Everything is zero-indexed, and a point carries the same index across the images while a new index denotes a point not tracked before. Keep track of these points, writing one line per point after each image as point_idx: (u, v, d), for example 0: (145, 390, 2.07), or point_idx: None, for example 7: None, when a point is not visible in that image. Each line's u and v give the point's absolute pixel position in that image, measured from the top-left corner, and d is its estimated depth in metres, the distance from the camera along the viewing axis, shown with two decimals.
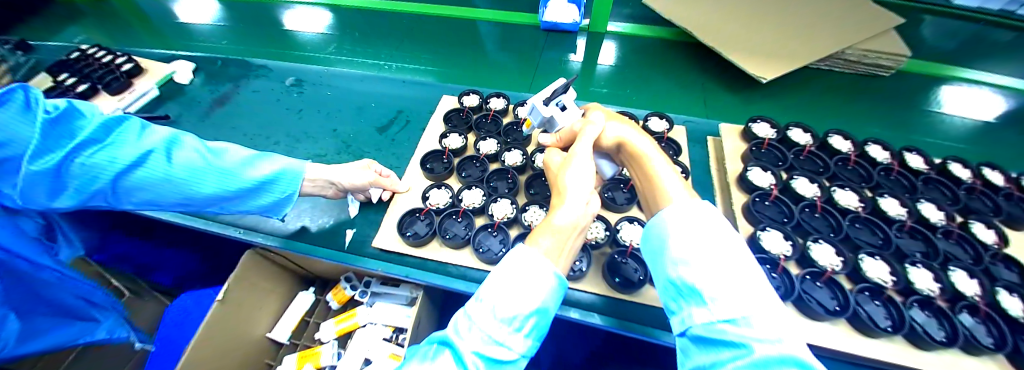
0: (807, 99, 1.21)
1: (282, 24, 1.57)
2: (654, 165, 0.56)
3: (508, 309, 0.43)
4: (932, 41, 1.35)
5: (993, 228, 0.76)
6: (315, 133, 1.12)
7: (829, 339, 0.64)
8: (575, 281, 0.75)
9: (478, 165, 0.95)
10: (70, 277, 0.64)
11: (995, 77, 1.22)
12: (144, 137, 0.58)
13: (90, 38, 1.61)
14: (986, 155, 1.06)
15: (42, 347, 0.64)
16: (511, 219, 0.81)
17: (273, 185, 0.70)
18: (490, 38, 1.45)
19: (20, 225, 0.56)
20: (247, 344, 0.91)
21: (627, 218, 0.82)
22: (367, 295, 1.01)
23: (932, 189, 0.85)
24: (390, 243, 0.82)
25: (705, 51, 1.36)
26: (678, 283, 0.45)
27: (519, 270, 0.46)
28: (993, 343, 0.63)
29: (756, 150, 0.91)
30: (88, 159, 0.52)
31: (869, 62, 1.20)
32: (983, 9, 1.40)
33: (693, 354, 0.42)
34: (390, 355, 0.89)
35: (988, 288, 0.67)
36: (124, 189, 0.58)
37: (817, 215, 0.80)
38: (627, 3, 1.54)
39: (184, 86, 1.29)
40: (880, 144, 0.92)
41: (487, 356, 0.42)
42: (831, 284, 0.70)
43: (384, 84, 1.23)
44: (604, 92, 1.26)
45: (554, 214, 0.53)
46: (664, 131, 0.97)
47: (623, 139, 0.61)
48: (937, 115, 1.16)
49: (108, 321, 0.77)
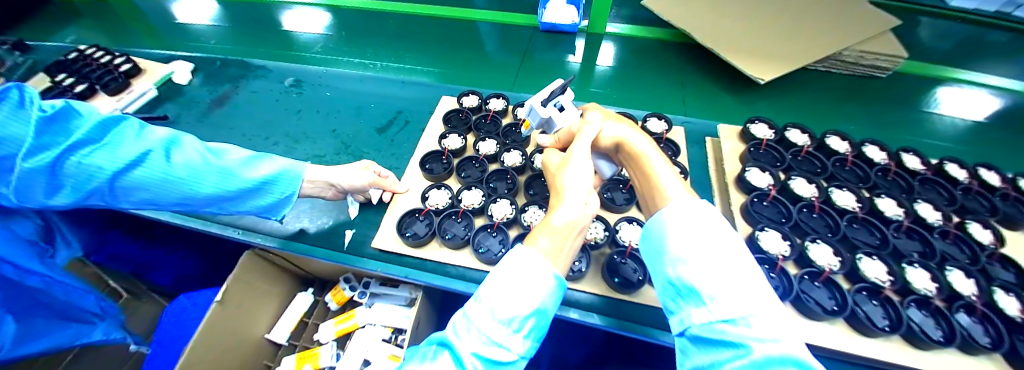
0: (807, 100, 1.22)
1: (281, 24, 1.56)
2: (652, 165, 0.56)
3: (507, 310, 0.43)
4: (929, 42, 1.36)
5: (989, 228, 0.77)
6: (314, 134, 1.12)
7: (828, 339, 0.65)
8: (575, 281, 0.75)
9: (478, 166, 0.95)
10: (64, 282, 0.64)
11: (990, 78, 1.23)
12: (143, 137, 0.58)
13: (86, 37, 1.61)
14: (982, 155, 1.07)
15: (40, 349, 0.64)
16: (511, 219, 0.81)
17: (273, 186, 0.70)
18: (491, 39, 1.45)
19: (14, 228, 0.56)
20: (247, 344, 0.91)
21: (626, 218, 0.83)
22: (367, 296, 1.00)
23: (929, 190, 0.86)
24: (390, 243, 0.82)
25: (703, 53, 1.37)
26: (676, 283, 0.46)
27: (519, 270, 0.46)
28: (990, 342, 0.64)
29: (755, 151, 0.92)
30: (84, 158, 0.52)
31: (866, 64, 1.21)
32: (978, 11, 1.41)
33: (692, 354, 0.43)
34: (390, 356, 0.89)
35: (985, 288, 0.68)
36: (122, 188, 0.58)
37: (815, 215, 0.80)
38: (626, 4, 1.55)
39: (183, 87, 1.29)
40: (878, 144, 0.93)
41: (487, 357, 0.42)
42: (829, 284, 0.70)
43: (384, 86, 1.23)
44: (604, 93, 1.26)
45: (553, 214, 0.53)
46: (663, 132, 0.98)
47: (621, 138, 0.61)
48: (934, 116, 1.16)
49: (104, 323, 0.77)
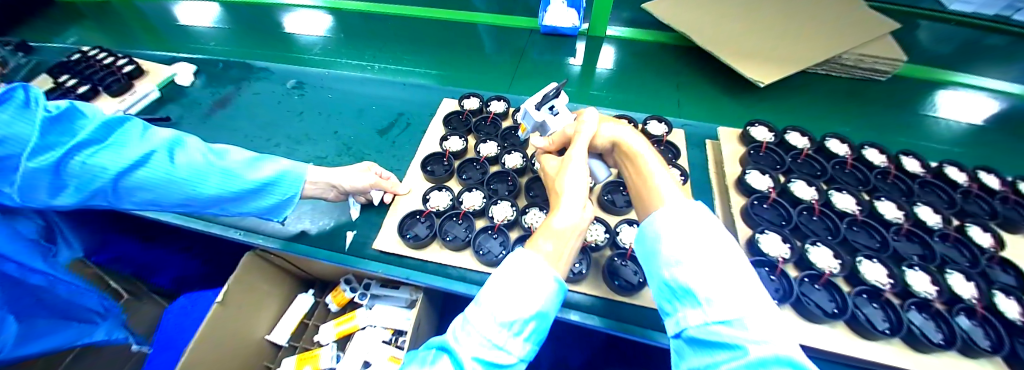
0: (806, 102, 1.23)
1: (283, 27, 1.57)
2: (647, 163, 0.58)
3: (508, 313, 0.43)
4: (928, 45, 1.36)
5: (989, 231, 0.77)
6: (315, 135, 1.13)
7: (827, 341, 0.65)
8: (575, 283, 0.75)
9: (478, 168, 0.96)
10: (66, 281, 0.64)
11: (989, 81, 1.24)
12: (146, 137, 0.59)
13: (88, 39, 1.62)
14: (981, 158, 1.07)
15: (41, 349, 0.64)
16: (511, 221, 0.81)
17: (274, 187, 0.70)
18: (491, 42, 1.46)
19: (17, 228, 0.57)
20: (248, 346, 0.91)
21: (627, 220, 0.83)
22: (367, 297, 1.00)
23: (928, 193, 0.86)
24: (390, 245, 0.82)
25: (703, 56, 1.38)
26: (672, 284, 0.46)
27: (520, 273, 0.46)
28: (991, 345, 0.64)
29: (755, 154, 0.91)
30: (88, 158, 0.52)
31: (866, 67, 1.20)
32: (977, 14, 1.42)
33: (687, 356, 0.43)
34: (390, 357, 0.89)
35: (985, 291, 0.68)
36: (125, 189, 0.58)
37: (815, 218, 0.81)
38: (626, 7, 1.56)
39: (185, 88, 1.30)
40: (878, 147, 0.93)
41: (487, 360, 0.42)
42: (829, 287, 0.70)
43: (385, 88, 1.24)
44: (604, 95, 1.27)
45: (553, 217, 0.54)
46: (663, 135, 0.98)
47: (618, 138, 0.63)
48: (933, 119, 1.17)
49: (106, 323, 0.77)
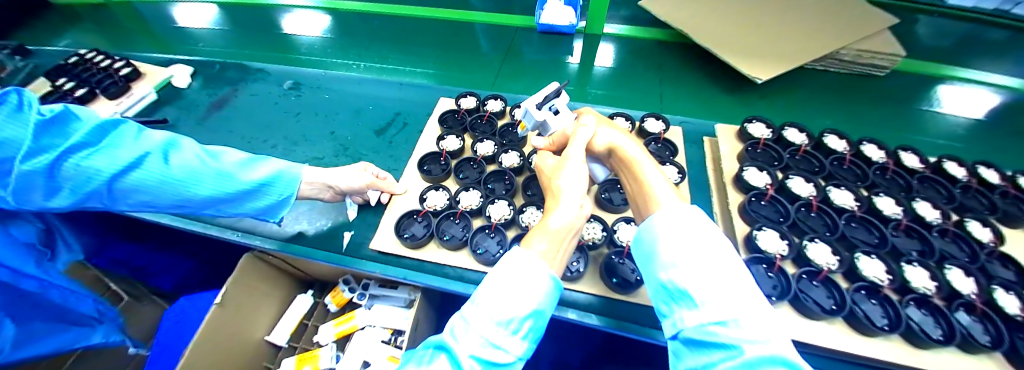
0: (806, 98, 1.22)
1: (281, 27, 1.57)
2: (643, 170, 0.57)
3: (503, 312, 0.43)
4: (928, 39, 1.36)
5: (988, 226, 0.77)
6: (312, 136, 1.13)
7: (828, 338, 0.64)
8: (573, 282, 0.74)
9: (475, 167, 0.96)
10: (63, 287, 0.64)
11: (990, 75, 1.23)
12: (141, 139, 0.59)
13: (85, 42, 1.62)
14: (982, 153, 1.07)
15: (40, 352, 0.64)
16: (508, 220, 0.81)
17: (270, 187, 0.70)
18: (487, 40, 1.46)
19: (13, 232, 0.57)
20: (247, 346, 0.91)
21: (624, 218, 0.83)
22: (366, 298, 1.00)
23: (927, 187, 0.86)
24: (388, 245, 0.82)
25: (700, 53, 1.37)
26: (668, 287, 0.45)
27: (515, 272, 0.46)
28: (990, 341, 0.64)
29: (752, 151, 0.92)
30: (82, 160, 0.52)
31: (864, 62, 1.21)
32: (977, 8, 1.40)
33: (684, 356, 0.42)
34: (390, 357, 0.89)
35: (985, 286, 0.67)
36: (120, 191, 0.58)
37: (813, 214, 0.80)
38: (623, 4, 1.55)
39: (183, 90, 1.30)
40: (876, 143, 0.93)
41: (486, 359, 0.42)
42: (828, 283, 0.70)
43: (382, 88, 1.24)
44: (602, 94, 1.26)
45: (549, 217, 0.54)
46: (660, 132, 0.98)
47: (614, 144, 0.63)
48: (935, 114, 1.16)
49: (103, 326, 0.78)
